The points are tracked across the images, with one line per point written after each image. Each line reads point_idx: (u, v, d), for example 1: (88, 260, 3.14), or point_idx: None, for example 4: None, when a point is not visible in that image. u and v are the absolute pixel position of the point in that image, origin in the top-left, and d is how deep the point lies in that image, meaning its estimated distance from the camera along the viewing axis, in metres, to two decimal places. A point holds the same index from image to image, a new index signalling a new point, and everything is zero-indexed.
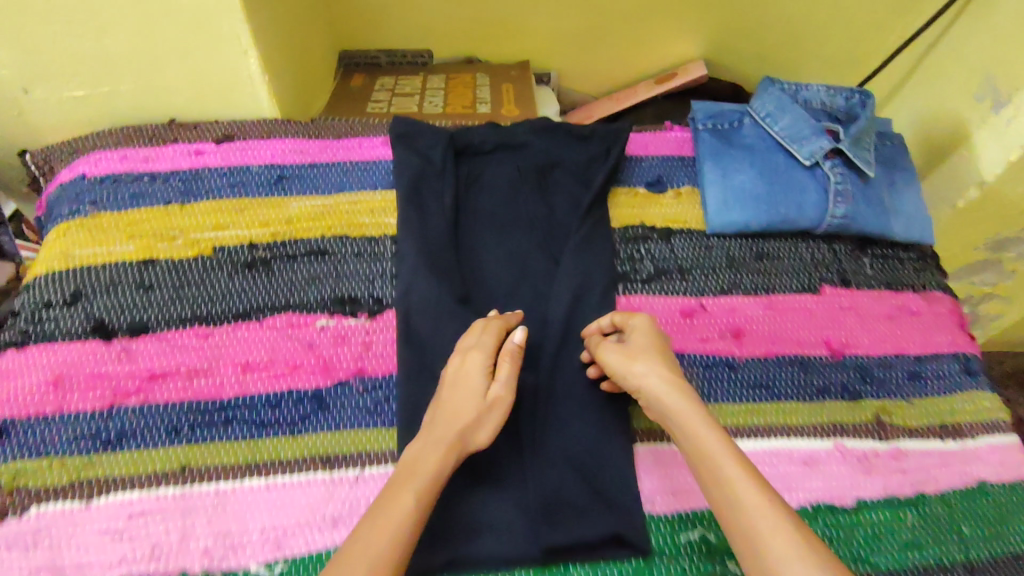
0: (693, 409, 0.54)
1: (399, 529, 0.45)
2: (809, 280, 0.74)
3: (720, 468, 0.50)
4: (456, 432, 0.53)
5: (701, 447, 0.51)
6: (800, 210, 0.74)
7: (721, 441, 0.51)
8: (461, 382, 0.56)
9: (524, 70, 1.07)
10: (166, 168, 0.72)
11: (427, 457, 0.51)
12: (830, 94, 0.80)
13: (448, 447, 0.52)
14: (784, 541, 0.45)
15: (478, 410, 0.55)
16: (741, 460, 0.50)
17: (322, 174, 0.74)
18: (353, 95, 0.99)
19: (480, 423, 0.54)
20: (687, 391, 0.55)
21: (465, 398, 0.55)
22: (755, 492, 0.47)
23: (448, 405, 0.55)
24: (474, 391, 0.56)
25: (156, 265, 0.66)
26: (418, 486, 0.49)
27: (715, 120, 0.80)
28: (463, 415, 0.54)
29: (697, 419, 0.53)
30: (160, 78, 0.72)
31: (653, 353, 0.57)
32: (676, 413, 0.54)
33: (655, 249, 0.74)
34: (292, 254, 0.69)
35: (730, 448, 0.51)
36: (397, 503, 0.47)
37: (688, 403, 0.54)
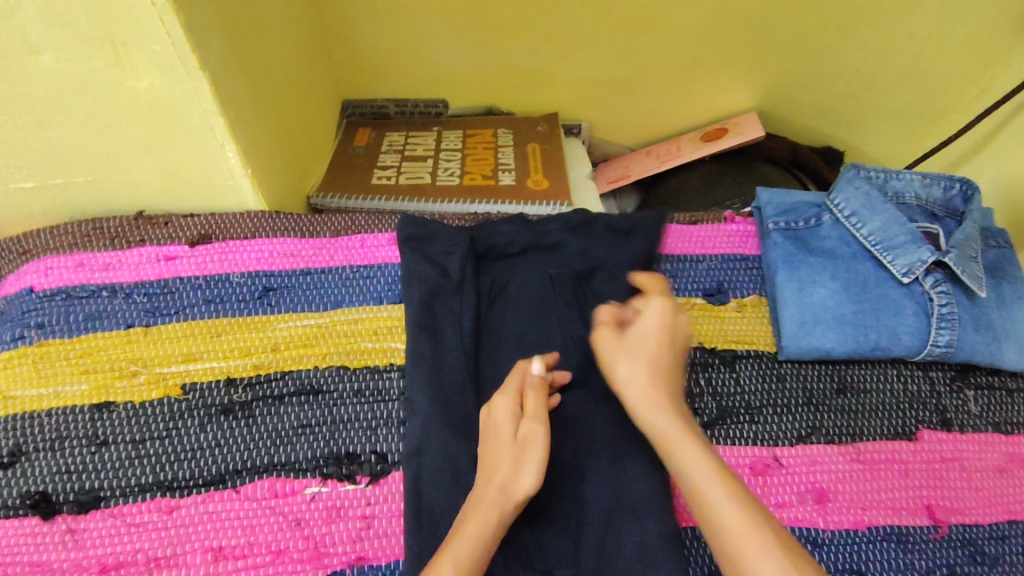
0: (672, 416, 0.48)
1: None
2: (903, 423, 0.61)
3: (697, 479, 0.44)
4: (491, 487, 0.46)
5: (678, 458, 0.45)
6: (895, 337, 0.61)
7: (703, 451, 0.45)
8: (492, 433, 0.50)
9: (552, 124, 0.93)
10: (129, 279, 0.60)
11: (470, 520, 0.45)
12: (926, 184, 0.67)
13: (489, 508, 0.45)
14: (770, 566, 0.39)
15: (514, 457, 0.48)
16: (722, 469, 0.44)
17: (316, 284, 0.62)
18: (357, 154, 0.86)
19: (517, 470, 0.47)
20: (671, 397, 0.49)
21: (499, 446, 0.49)
22: (738, 514, 0.41)
23: (487, 463, 0.49)
24: (506, 439, 0.49)
25: (114, 411, 0.55)
26: (456, 551, 0.43)
27: (788, 215, 0.66)
28: (499, 469, 0.47)
29: (674, 428, 0.47)
30: (122, 170, 0.60)
31: (646, 348, 0.51)
32: (657, 425, 0.47)
33: (717, 381, 0.61)
34: (277, 394, 0.56)
35: (712, 459, 0.45)
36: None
37: (668, 406, 0.48)
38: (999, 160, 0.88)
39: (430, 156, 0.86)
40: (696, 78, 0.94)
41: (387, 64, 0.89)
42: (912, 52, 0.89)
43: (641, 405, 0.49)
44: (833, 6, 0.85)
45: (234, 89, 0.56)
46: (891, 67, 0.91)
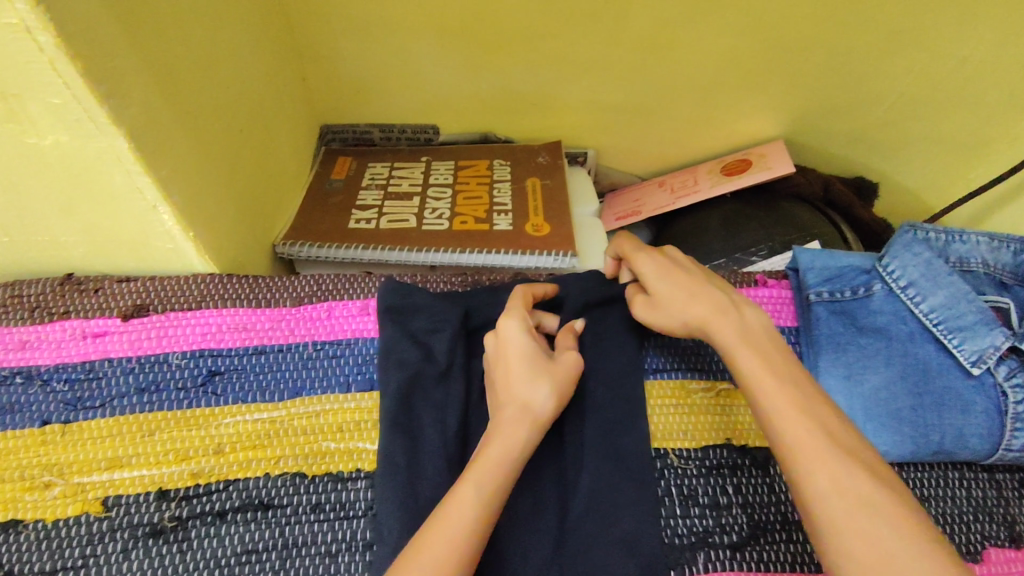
0: (738, 332, 0.45)
1: (474, 523, 0.38)
2: (967, 539, 0.51)
3: (767, 397, 0.41)
4: (519, 399, 0.45)
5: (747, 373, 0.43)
6: (961, 439, 0.51)
7: (768, 366, 0.43)
8: (502, 349, 0.48)
9: (555, 154, 0.83)
10: (49, 361, 0.51)
11: (500, 434, 0.43)
12: (993, 248, 0.57)
13: (519, 423, 0.43)
14: (852, 480, 0.36)
15: (543, 370, 0.46)
16: (790, 383, 0.42)
17: (271, 366, 0.52)
18: (334, 189, 0.76)
19: (549, 385, 0.46)
20: (736, 311, 0.47)
21: (517, 359, 0.47)
22: (806, 432, 0.39)
23: (504, 379, 0.46)
24: (528, 350, 0.47)
25: (23, 532, 0.45)
26: (483, 472, 0.40)
27: (832, 284, 0.57)
28: (526, 383, 0.45)
29: (738, 343, 0.44)
30: (41, 231, 0.50)
31: (680, 283, 0.49)
32: (720, 342, 0.45)
33: (747, 487, 0.51)
34: (218, 510, 0.47)
35: (780, 374, 0.42)
36: (460, 499, 0.39)
37: (729, 319, 0.46)
38: None
39: (416, 193, 0.76)
40: (715, 105, 0.83)
41: (370, 88, 0.79)
42: (963, 80, 0.78)
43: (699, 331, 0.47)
44: (877, 26, 0.74)
45: (166, 141, 0.46)
46: (937, 96, 0.80)
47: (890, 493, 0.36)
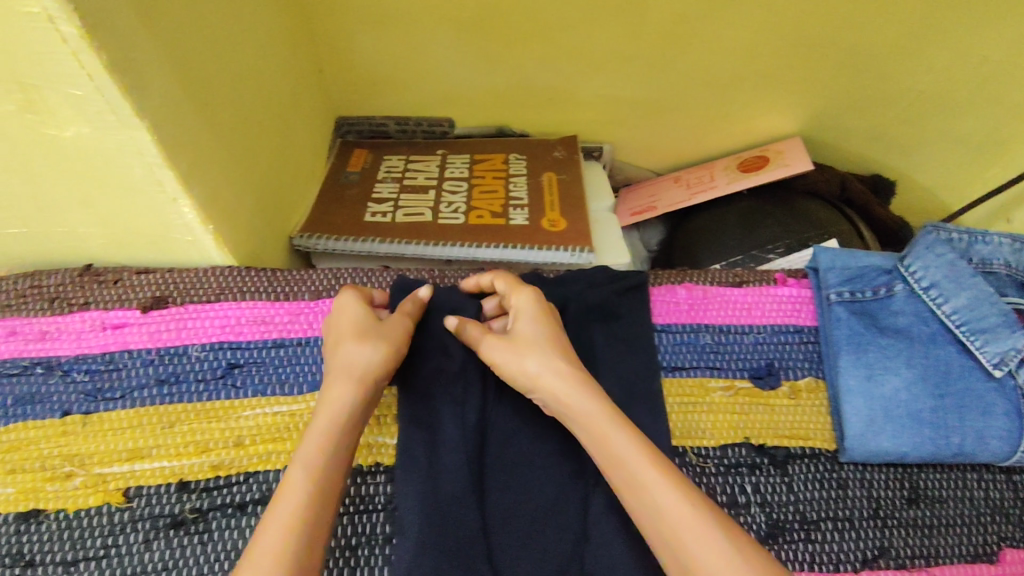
0: (595, 399, 0.45)
1: (294, 523, 0.39)
2: (984, 540, 0.51)
3: (629, 466, 0.42)
4: (342, 366, 0.46)
5: (604, 441, 0.43)
6: (981, 441, 0.51)
7: (625, 432, 0.44)
8: (341, 321, 0.49)
9: (571, 148, 0.83)
10: (68, 352, 0.51)
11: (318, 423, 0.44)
12: (1018, 249, 0.56)
13: (333, 393, 0.45)
14: (676, 502, 0.40)
15: (379, 342, 0.47)
16: (646, 447, 0.43)
17: (290, 359, 0.52)
18: (350, 182, 0.76)
19: (377, 353, 0.47)
20: (585, 374, 0.47)
21: (352, 327, 0.48)
22: (677, 500, 0.40)
23: (334, 348, 0.47)
24: (359, 321, 0.48)
25: (44, 522, 0.46)
26: (308, 458, 0.42)
27: (853, 284, 0.56)
28: (345, 349, 0.46)
29: (600, 414, 0.44)
30: (62, 222, 0.50)
31: (540, 332, 0.49)
32: (577, 408, 0.45)
33: (766, 486, 0.51)
34: (238, 502, 0.47)
35: (634, 437, 0.43)
36: (284, 492, 0.40)
37: (594, 392, 0.46)
38: None
39: (432, 186, 0.76)
40: (732, 101, 0.83)
41: (385, 80, 0.79)
42: (984, 79, 0.77)
43: (554, 390, 0.46)
44: (899, 22, 0.73)
45: (186, 134, 0.46)
46: (958, 94, 0.80)
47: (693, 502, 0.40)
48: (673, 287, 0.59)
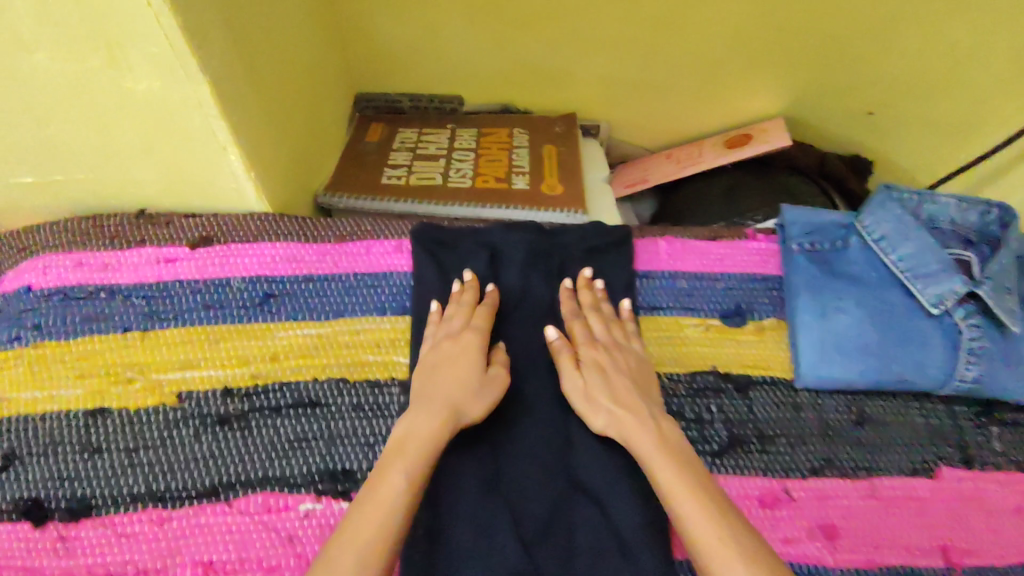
0: (653, 442, 0.49)
1: (389, 517, 0.42)
2: (923, 458, 0.59)
3: (675, 497, 0.45)
4: (449, 405, 0.50)
5: (659, 477, 0.46)
6: (920, 370, 0.58)
7: (678, 471, 0.46)
8: (456, 356, 0.53)
9: (570, 124, 0.90)
10: (128, 280, 0.59)
11: (416, 426, 0.48)
12: (962, 208, 0.63)
13: (440, 420, 0.48)
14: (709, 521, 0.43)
15: (475, 368, 0.53)
16: (697, 484, 0.45)
17: (319, 292, 0.61)
18: (367, 153, 0.84)
19: (473, 404, 0.51)
20: (652, 419, 0.51)
21: (468, 373, 0.52)
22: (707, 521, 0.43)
23: (439, 377, 0.52)
24: (475, 368, 0.53)
25: (109, 417, 0.54)
26: (408, 468, 0.45)
27: (814, 236, 0.64)
28: (459, 389, 0.51)
29: (654, 454, 0.48)
30: (125, 168, 0.59)
31: (615, 371, 0.55)
32: (638, 449, 0.49)
33: (729, 407, 0.59)
34: (275, 405, 0.55)
35: (684, 474, 0.46)
36: (384, 484, 0.44)
37: (645, 429, 0.50)
38: None
39: (443, 156, 0.84)
40: (719, 83, 0.90)
41: (402, 58, 0.87)
42: (952, 65, 0.85)
43: (620, 433, 0.51)
44: (872, 12, 0.81)
45: (236, 90, 0.54)
46: (928, 79, 0.87)
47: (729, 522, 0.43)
48: (654, 241, 0.66)
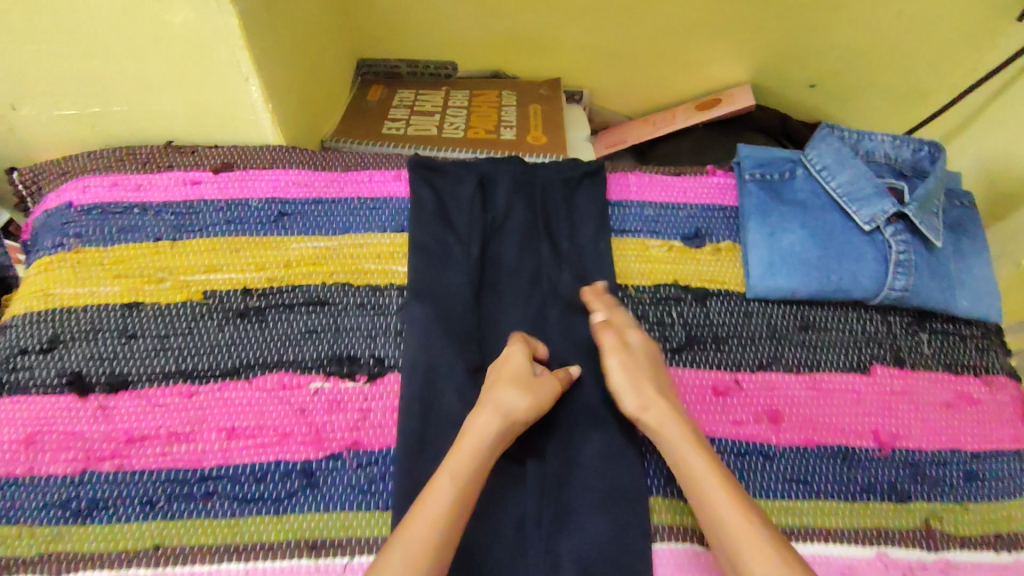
0: (699, 457, 0.52)
1: (437, 527, 0.47)
2: (859, 358, 0.66)
3: (710, 505, 0.50)
4: (500, 404, 0.54)
5: (689, 474, 0.52)
6: (854, 280, 0.66)
7: (707, 467, 0.51)
8: (504, 362, 0.58)
9: (555, 87, 0.99)
10: (158, 198, 0.67)
11: (472, 436, 0.52)
12: (896, 146, 0.71)
13: (493, 422, 0.53)
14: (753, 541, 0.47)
15: (528, 379, 0.56)
16: (726, 483, 0.51)
17: (327, 212, 0.68)
18: (368, 110, 0.92)
19: (526, 411, 0.54)
20: (680, 414, 0.55)
21: (516, 372, 0.56)
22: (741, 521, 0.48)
23: (492, 385, 0.56)
24: (521, 369, 0.57)
25: (142, 310, 0.61)
26: (455, 477, 0.50)
27: (765, 168, 0.72)
28: (508, 388, 0.55)
29: (700, 471, 0.51)
30: (157, 101, 0.67)
31: (645, 369, 0.58)
32: (666, 440, 0.54)
33: (688, 314, 0.67)
34: (288, 303, 0.63)
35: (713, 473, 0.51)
36: (434, 497, 0.49)
37: (688, 444, 0.53)
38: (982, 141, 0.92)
39: (438, 112, 0.92)
40: (691, 51, 0.99)
41: (400, 25, 0.95)
42: (900, 33, 0.93)
43: (657, 422, 0.54)
44: None
45: (255, 28, 0.62)
46: (879, 47, 0.96)
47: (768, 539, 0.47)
48: (626, 175, 0.74)
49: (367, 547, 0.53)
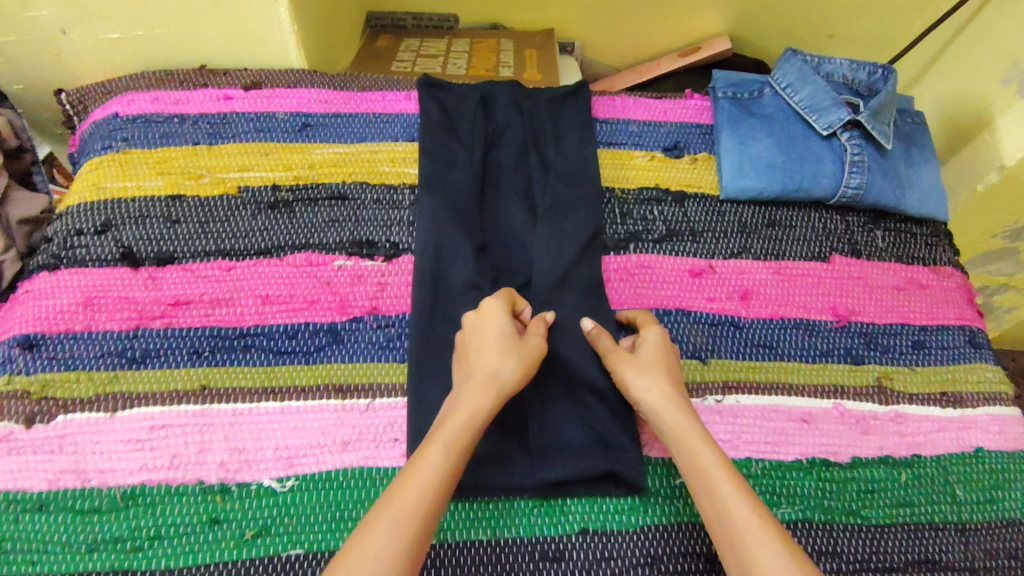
0: (705, 446, 0.53)
1: (428, 493, 0.47)
2: (820, 249, 0.75)
3: (719, 490, 0.50)
4: (490, 371, 0.55)
5: (693, 459, 0.52)
6: (815, 180, 0.74)
7: (713, 453, 0.52)
8: (488, 326, 0.58)
9: (549, 37, 1.07)
10: (195, 111, 0.75)
11: (463, 403, 0.53)
12: (853, 68, 0.79)
13: (483, 388, 0.54)
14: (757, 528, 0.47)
15: (513, 344, 0.57)
16: (731, 471, 0.51)
17: (345, 124, 0.76)
18: (378, 55, 1.01)
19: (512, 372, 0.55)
20: (687, 406, 0.56)
21: (502, 337, 0.57)
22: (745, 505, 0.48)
23: (477, 351, 0.57)
24: (505, 333, 0.57)
25: (184, 201, 0.69)
26: (448, 442, 0.50)
27: (736, 88, 0.80)
28: (496, 354, 0.55)
29: (707, 459, 0.52)
30: (194, 25, 0.75)
31: (657, 363, 0.59)
32: (672, 427, 0.55)
33: (668, 212, 0.75)
34: (314, 197, 0.71)
35: (720, 464, 0.51)
36: (426, 462, 0.48)
37: (695, 433, 0.54)
38: (936, 79, 1.01)
39: (442, 56, 1.01)
40: (673, 3, 1.07)
41: None
42: None
43: (662, 411, 0.55)
44: None
45: None
46: None
47: (773, 528, 0.47)
48: (611, 98, 0.83)
49: (387, 391, 0.61)
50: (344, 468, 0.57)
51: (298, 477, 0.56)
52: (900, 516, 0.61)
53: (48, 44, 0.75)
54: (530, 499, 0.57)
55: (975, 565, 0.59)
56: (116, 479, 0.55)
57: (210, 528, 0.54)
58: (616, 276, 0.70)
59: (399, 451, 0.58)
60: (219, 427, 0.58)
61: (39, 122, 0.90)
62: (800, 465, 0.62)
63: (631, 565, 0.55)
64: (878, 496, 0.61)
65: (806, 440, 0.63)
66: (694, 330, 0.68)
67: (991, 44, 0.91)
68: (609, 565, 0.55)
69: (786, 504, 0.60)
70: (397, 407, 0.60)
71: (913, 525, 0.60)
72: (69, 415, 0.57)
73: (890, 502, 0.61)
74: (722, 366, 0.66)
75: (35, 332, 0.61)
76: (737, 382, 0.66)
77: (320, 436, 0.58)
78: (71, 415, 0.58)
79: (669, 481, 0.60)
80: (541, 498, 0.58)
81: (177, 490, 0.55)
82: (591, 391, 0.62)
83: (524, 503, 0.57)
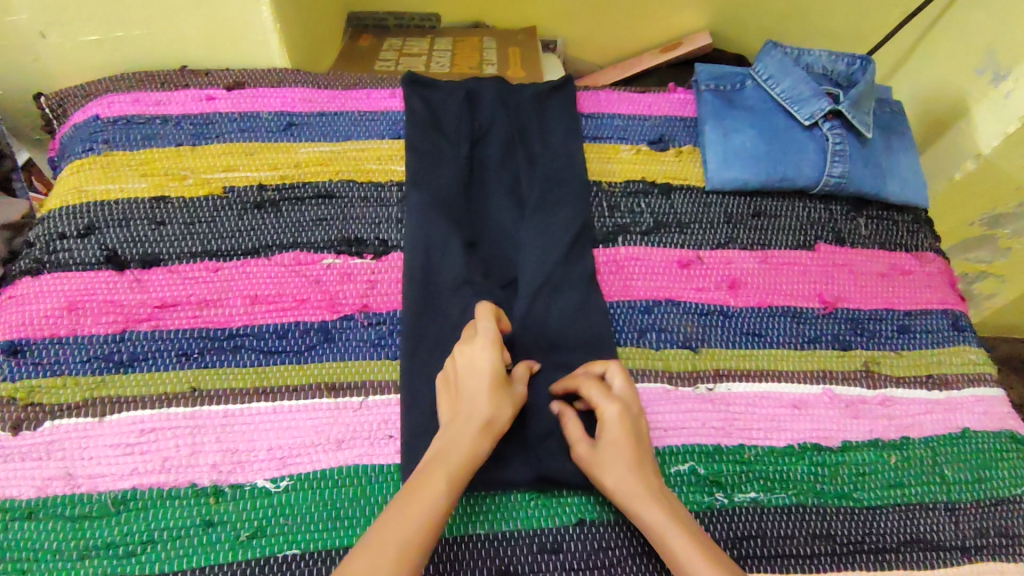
0: (685, 537, 0.49)
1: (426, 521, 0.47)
2: (805, 238, 0.75)
3: None
4: (482, 413, 0.54)
5: (672, 553, 0.49)
6: (799, 169, 0.75)
7: (691, 543, 0.49)
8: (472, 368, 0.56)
9: (531, 35, 1.08)
10: (178, 112, 0.74)
11: (458, 437, 0.52)
12: (832, 59, 0.80)
13: (478, 430, 0.53)
14: None
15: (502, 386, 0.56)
16: (717, 564, 0.48)
17: (330, 123, 0.75)
18: (361, 55, 1.01)
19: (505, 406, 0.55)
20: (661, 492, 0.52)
21: (489, 379, 0.55)
22: None
23: (467, 392, 0.55)
24: (493, 373, 0.56)
25: (169, 202, 0.68)
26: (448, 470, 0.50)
27: (719, 81, 0.81)
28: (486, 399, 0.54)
29: (686, 552, 0.48)
30: (175, 25, 0.74)
31: (620, 449, 0.54)
32: (646, 520, 0.51)
33: (654, 204, 0.75)
34: (300, 196, 0.70)
35: (703, 555, 0.48)
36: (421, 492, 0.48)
37: (672, 524, 0.50)
38: (913, 68, 1.03)
39: (425, 54, 1.01)
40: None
41: None
42: None
43: (634, 501, 0.52)
44: None
45: None
46: None
47: None
48: (595, 93, 0.83)
49: (380, 389, 0.61)
50: (339, 465, 0.57)
51: (293, 476, 0.56)
52: (892, 497, 0.61)
53: (23, 47, 0.73)
54: (526, 493, 0.58)
55: (965, 543, 0.60)
56: (107, 484, 0.54)
57: (205, 531, 0.53)
58: (605, 268, 0.70)
59: (394, 448, 0.58)
60: (210, 428, 0.57)
61: (16, 128, 0.88)
62: (792, 450, 0.63)
63: (628, 554, 0.56)
64: (870, 479, 0.62)
65: (796, 425, 0.64)
66: (684, 321, 0.68)
67: (966, 34, 0.92)
68: (607, 556, 0.55)
69: (780, 490, 0.60)
70: (390, 404, 0.60)
71: (906, 506, 0.61)
72: (56, 421, 0.57)
73: (882, 484, 0.62)
74: (711, 355, 0.67)
75: (18, 339, 0.60)
76: (727, 371, 0.66)
77: (313, 436, 0.58)
78: (58, 421, 0.57)
79: (663, 469, 0.60)
80: (536, 492, 0.58)
81: (171, 494, 0.54)
82: (571, 371, 0.63)
83: (520, 496, 0.57)
